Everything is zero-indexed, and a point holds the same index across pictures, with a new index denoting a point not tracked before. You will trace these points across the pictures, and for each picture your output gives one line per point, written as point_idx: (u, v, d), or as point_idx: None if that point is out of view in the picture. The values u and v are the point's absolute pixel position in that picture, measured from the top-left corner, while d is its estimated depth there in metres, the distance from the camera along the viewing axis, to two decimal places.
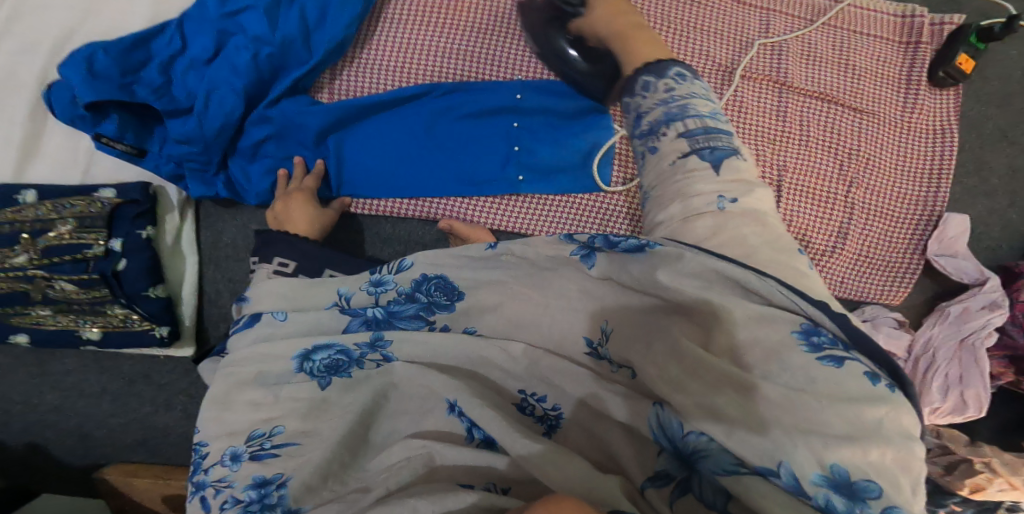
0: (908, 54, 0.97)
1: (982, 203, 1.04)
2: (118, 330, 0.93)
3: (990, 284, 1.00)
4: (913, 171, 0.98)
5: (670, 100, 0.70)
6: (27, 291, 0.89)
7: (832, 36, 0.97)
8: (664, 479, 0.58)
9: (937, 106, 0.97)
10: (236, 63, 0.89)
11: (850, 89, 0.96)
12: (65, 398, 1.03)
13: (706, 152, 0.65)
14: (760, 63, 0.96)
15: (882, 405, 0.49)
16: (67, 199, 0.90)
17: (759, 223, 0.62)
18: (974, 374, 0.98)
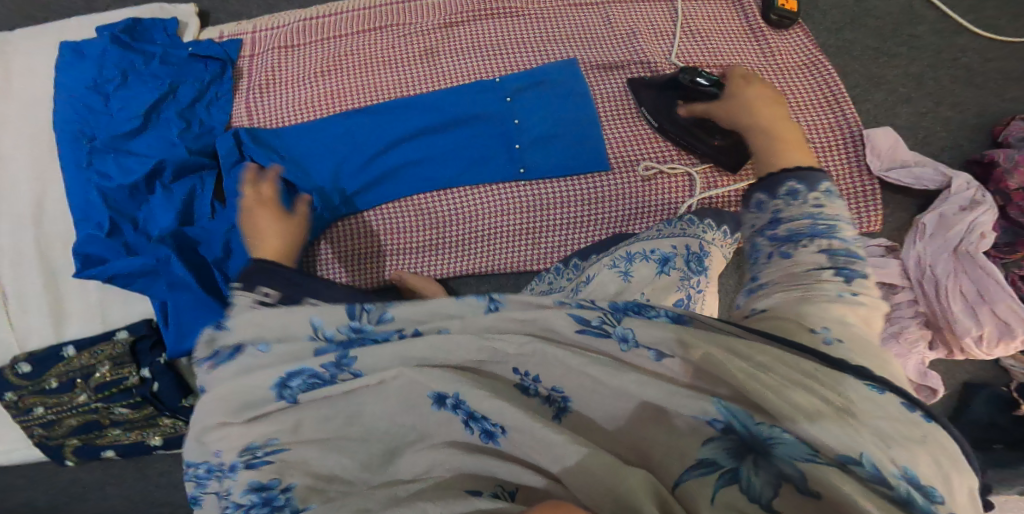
0: (734, 4, 0.98)
1: (907, 112, 0.98)
2: (172, 434, 1.19)
3: (958, 180, 0.96)
4: (807, 106, 0.96)
5: (806, 216, 0.71)
6: (98, 418, 1.17)
7: (668, 7, 0.99)
8: (710, 465, 0.57)
9: (796, 40, 0.97)
10: (173, 202, 1.08)
11: (703, 48, 0.98)
12: (167, 491, 1.27)
13: (843, 269, 0.68)
14: (606, 51, 1.02)
15: (918, 430, 0.57)
16: (96, 346, 1.15)
17: (859, 319, 0.66)
18: (993, 285, 0.92)
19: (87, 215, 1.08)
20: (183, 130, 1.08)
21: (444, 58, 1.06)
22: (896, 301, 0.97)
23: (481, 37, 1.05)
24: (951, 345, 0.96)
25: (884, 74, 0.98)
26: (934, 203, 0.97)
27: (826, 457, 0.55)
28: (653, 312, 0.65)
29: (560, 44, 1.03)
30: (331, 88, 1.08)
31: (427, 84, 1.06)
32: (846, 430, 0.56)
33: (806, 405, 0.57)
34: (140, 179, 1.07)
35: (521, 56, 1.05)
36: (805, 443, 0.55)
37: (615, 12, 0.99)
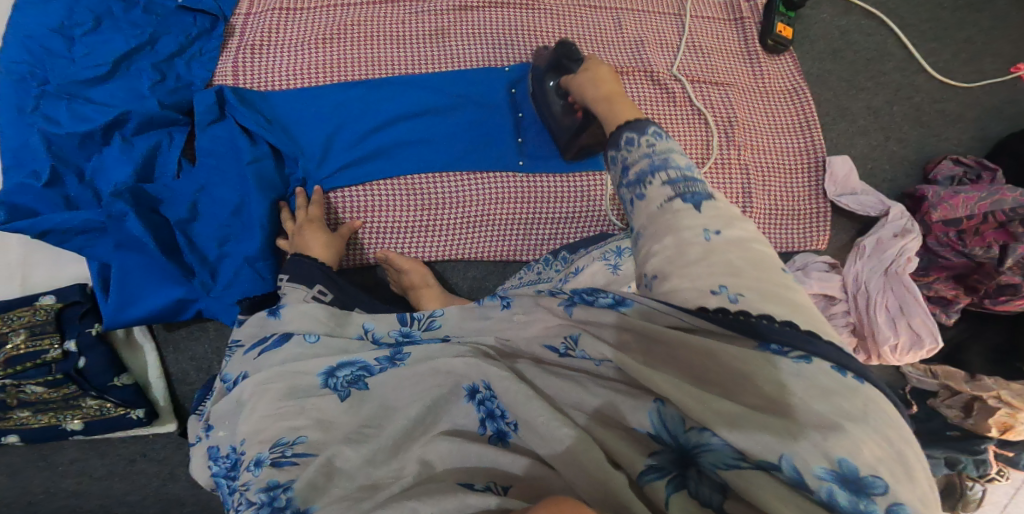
0: (737, 27, 1.08)
1: (862, 143, 1.10)
2: (98, 417, 1.05)
3: (895, 211, 1.07)
4: (780, 128, 1.08)
5: (653, 154, 0.69)
6: (4, 399, 1.00)
7: (677, 22, 1.07)
8: (656, 471, 0.63)
9: (782, 68, 1.08)
10: (136, 156, 0.97)
11: (702, 63, 1.06)
12: (80, 480, 1.16)
13: (687, 196, 0.65)
14: (621, 58, 1.05)
15: (848, 392, 0.55)
16: (12, 312, 0.98)
17: (741, 248, 0.62)
18: (911, 302, 1.03)
19: (17, 159, 0.93)
20: (156, 82, 0.99)
21: (454, 40, 1.05)
22: (833, 310, 1.07)
23: (494, 24, 1.06)
24: (871, 352, 1.05)
25: (852, 107, 1.10)
26: (874, 229, 1.09)
27: (751, 461, 0.56)
28: (602, 296, 0.71)
29: (576, 44, 1.05)
30: (329, 54, 1.04)
31: (431, 63, 1.05)
32: (764, 429, 0.56)
33: (727, 411, 0.58)
34: (98, 128, 0.95)
35: (534, 51, 1.05)
36: (731, 448, 0.57)
37: (627, 18, 1.06)
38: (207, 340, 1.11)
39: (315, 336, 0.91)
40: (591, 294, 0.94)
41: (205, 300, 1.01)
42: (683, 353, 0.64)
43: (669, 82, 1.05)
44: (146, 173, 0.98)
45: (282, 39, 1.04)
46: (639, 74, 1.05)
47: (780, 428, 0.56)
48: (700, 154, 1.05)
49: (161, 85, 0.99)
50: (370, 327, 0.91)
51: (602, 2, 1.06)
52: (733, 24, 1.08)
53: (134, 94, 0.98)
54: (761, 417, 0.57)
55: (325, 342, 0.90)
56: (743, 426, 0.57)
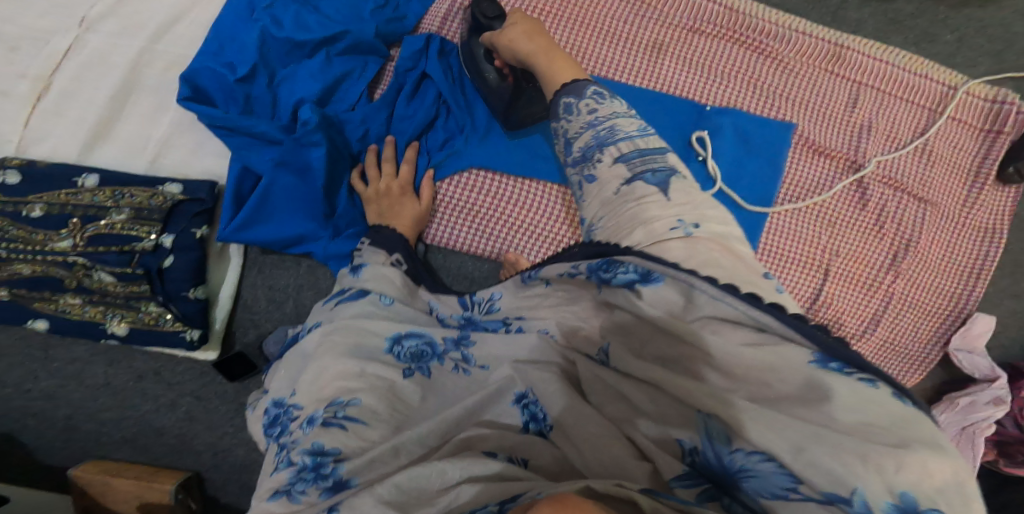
0: (984, 141, 1.02)
1: (1009, 305, 1.08)
2: (147, 328, 0.88)
3: (999, 381, 1.02)
4: (955, 269, 1.03)
5: (596, 122, 0.69)
6: (62, 278, 0.84)
7: (916, 116, 1.01)
8: (691, 480, 0.54)
9: (998, 204, 1.02)
10: (328, 75, 0.89)
11: (920, 174, 1.00)
12: (59, 386, 1.01)
13: (649, 176, 0.63)
14: (836, 139, 1.00)
15: (915, 427, 0.44)
16: (127, 188, 0.86)
17: (725, 250, 0.58)
18: (967, 460, 0.99)
19: (210, 50, 0.87)
20: (376, 6, 0.91)
21: (670, 60, 1.01)
22: None
23: (721, 59, 1.01)
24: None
25: (1021, 265, 1.08)
26: (971, 388, 1.04)
27: (811, 490, 0.45)
28: (621, 269, 0.57)
29: (797, 109, 1.00)
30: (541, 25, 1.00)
31: (639, 75, 1.01)
32: (838, 455, 0.44)
33: (794, 430, 0.46)
34: (314, 41, 0.88)
35: (752, 104, 1.00)
36: (786, 473, 0.46)
37: (864, 98, 1.01)
38: (294, 274, 1.00)
39: (389, 299, 0.77)
40: None
41: (324, 246, 0.90)
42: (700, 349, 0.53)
43: (869, 181, 1.00)
44: (325, 98, 0.89)
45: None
46: (844, 162, 1.00)
47: (849, 449, 0.44)
48: (856, 267, 1.01)
49: (377, 10, 0.91)
50: (435, 307, 0.78)
51: (845, 73, 1.01)
52: (981, 137, 1.02)
53: (351, 12, 0.90)
54: (835, 436, 0.45)
55: (399, 307, 0.76)
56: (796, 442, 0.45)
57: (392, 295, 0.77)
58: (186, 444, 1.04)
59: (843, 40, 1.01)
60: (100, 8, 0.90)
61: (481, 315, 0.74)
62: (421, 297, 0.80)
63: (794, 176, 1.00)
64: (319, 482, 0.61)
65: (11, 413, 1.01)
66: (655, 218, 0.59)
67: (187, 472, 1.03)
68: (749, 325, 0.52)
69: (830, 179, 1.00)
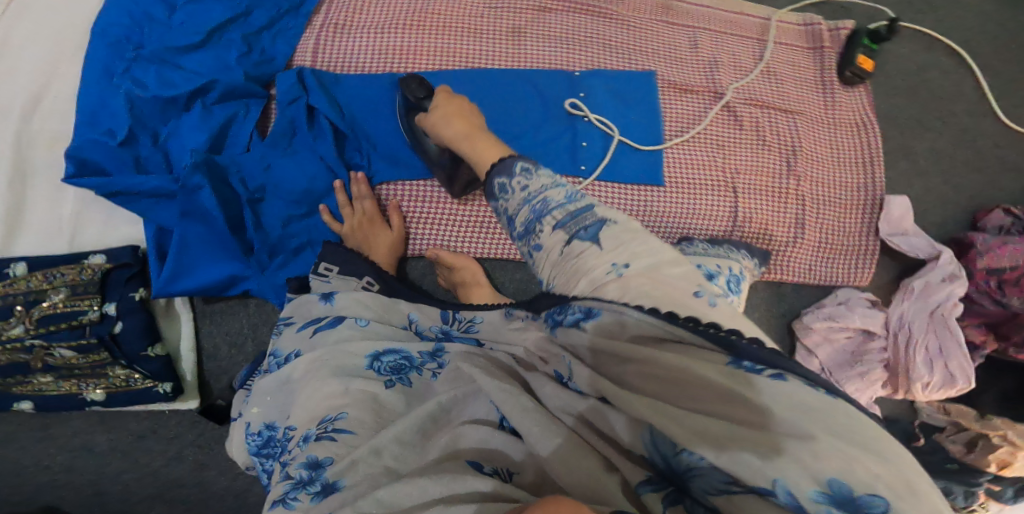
0: (817, 56, 1.09)
1: (919, 184, 1.11)
2: (123, 389, 1.01)
3: (944, 257, 1.05)
4: (846, 163, 1.08)
5: (528, 198, 0.70)
6: (27, 361, 0.97)
7: (754, 47, 1.07)
8: (655, 484, 0.61)
9: (853, 103, 1.09)
10: (211, 126, 0.99)
11: (777, 89, 1.07)
12: (74, 456, 1.09)
13: (582, 233, 0.66)
14: (695, 76, 1.05)
15: (828, 412, 0.53)
16: (56, 268, 0.96)
17: (655, 281, 0.62)
18: (952, 344, 1.02)
19: (95, 127, 0.97)
20: (242, 54, 1.00)
21: (530, 40, 1.04)
22: (869, 345, 1.06)
23: (576, 32, 1.05)
24: (900, 390, 1.04)
25: (915, 145, 1.11)
26: (921, 271, 1.07)
27: (744, 486, 0.54)
28: (569, 311, 0.66)
29: (653, 59, 1.05)
30: (405, 36, 1.04)
31: (507, 60, 1.03)
32: (759, 453, 0.53)
33: (715, 433, 0.55)
34: (182, 94, 0.97)
35: (612, 62, 1.04)
36: (722, 471, 0.55)
37: (703, 37, 1.06)
38: (245, 316, 1.10)
39: (365, 320, 0.87)
40: None
41: (255, 280, 1.01)
42: (628, 356, 0.62)
43: (735, 105, 1.06)
44: (215, 146, 0.99)
45: (356, 23, 1.04)
46: (707, 95, 1.06)
47: (765, 444, 0.53)
48: (759, 180, 1.06)
49: (247, 61, 1.01)
50: (415, 319, 0.88)
51: (679, 20, 1.06)
52: (812, 54, 1.09)
53: (224, 68, 1.00)
54: (752, 437, 0.54)
55: (374, 325, 0.86)
56: (720, 444, 0.55)
57: (367, 316, 0.87)
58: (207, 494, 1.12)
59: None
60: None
61: (460, 331, 0.84)
62: (397, 311, 0.89)
63: (672, 117, 1.05)
64: (307, 487, 0.69)
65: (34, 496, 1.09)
66: (592, 267, 0.63)
67: None
68: (671, 335, 0.60)
69: (705, 113, 1.05)
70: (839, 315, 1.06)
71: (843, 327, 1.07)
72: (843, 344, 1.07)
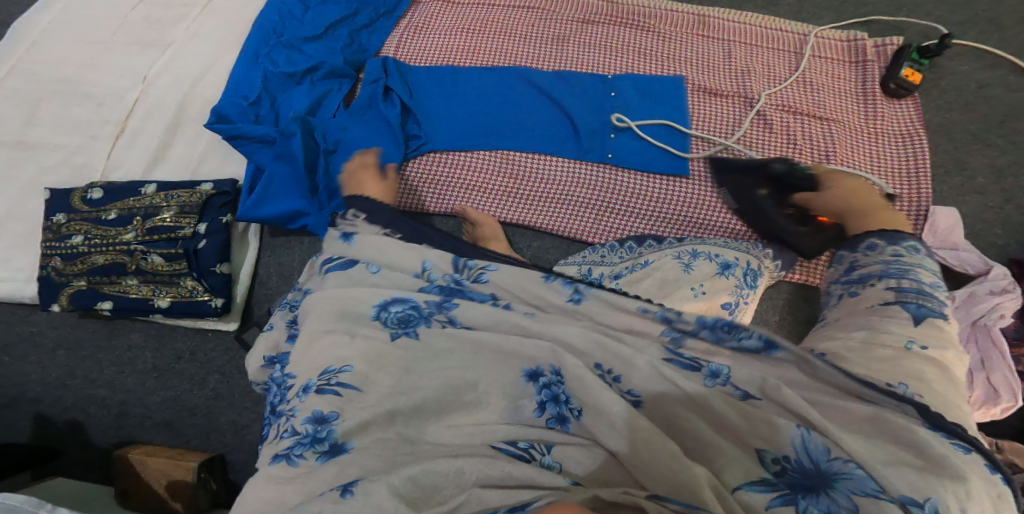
0: (858, 70, 1.10)
1: (975, 201, 1.06)
2: (186, 299, 1.17)
3: (995, 271, 0.99)
4: (890, 173, 1.04)
5: (893, 262, 0.85)
6: (126, 263, 1.16)
7: (789, 59, 1.12)
8: (763, 485, 0.64)
9: (898, 115, 1.07)
10: (312, 94, 1.20)
11: (810, 98, 1.09)
12: (118, 372, 1.27)
13: (908, 305, 0.79)
14: (725, 82, 1.12)
15: (992, 487, 0.64)
16: (174, 192, 1.20)
17: (939, 370, 0.74)
18: (998, 358, 0.93)
19: (233, 90, 1.23)
20: (346, 45, 1.23)
21: (574, 46, 1.18)
22: None
23: (615, 39, 1.17)
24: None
25: (970, 162, 1.08)
26: (968, 284, 1.00)
27: (892, 496, 0.62)
28: (745, 334, 0.73)
29: (687, 66, 1.14)
30: (468, 39, 1.22)
31: (551, 62, 1.17)
32: (910, 482, 0.63)
33: (871, 456, 0.65)
34: (298, 70, 1.21)
35: (642, 64, 1.15)
36: (875, 480, 0.63)
37: (736, 49, 1.14)
38: (298, 251, 1.25)
39: (377, 268, 0.83)
40: (657, 286, 0.95)
41: (316, 217, 1.16)
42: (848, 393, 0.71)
43: (763, 109, 1.09)
44: (311, 111, 1.19)
45: (430, 27, 1.25)
46: (736, 99, 1.11)
47: (922, 474, 0.64)
48: None
49: (349, 46, 1.23)
50: (428, 267, 0.83)
51: (713, 34, 1.15)
52: (853, 67, 1.11)
53: (330, 52, 1.23)
54: (911, 468, 0.64)
55: (385, 273, 0.83)
56: (887, 466, 0.64)
57: (379, 263, 0.84)
58: (215, 422, 1.24)
59: (700, 12, 1.19)
60: (154, 68, 1.33)
61: (470, 280, 0.82)
62: (412, 258, 0.84)
63: (698, 116, 1.11)
64: (315, 446, 0.70)
65: (76, 405, 1.26)
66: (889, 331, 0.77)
67: (212, 453, 1.21)
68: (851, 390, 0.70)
69: (733, 115, 1.10)
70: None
71: None
72: None
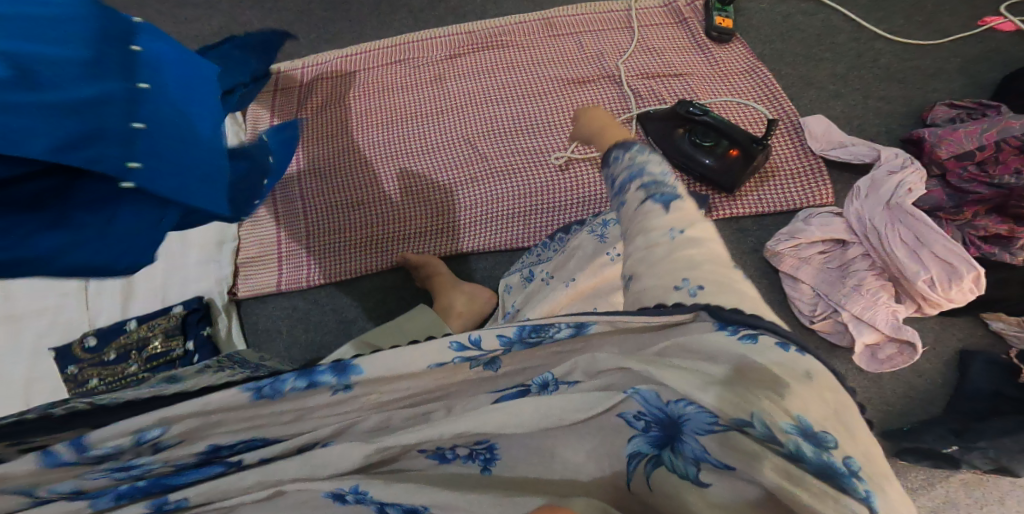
0: (685, 27, 1.28)
1: (837, 105, 1.22)
2: None
3: (889, 153, 1.12)
4: (753, 102, 1.20)
5: (630, 166, 0.65)
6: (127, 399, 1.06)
7: (628, 34, 1.27)
8: (642, 455, 0.58)
9: (736, 53, 1.25)
10: None
11: (661, 62, 1.24)
12: None
13: (655, 197, 0.61)
14: (587, 71, 1.25)
15: (847, 431, 0.50)
16: (152, 320, 1.12)
17: (729, 290, 0.56)
18: (925, 229, 1.01)
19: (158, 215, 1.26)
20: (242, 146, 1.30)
21: (450, 83, 1.28)
22: (850, 255, 1.07)
23: (481, 64, 1.28)
24: (914, 296, 1.04)
25: (816, 76, 1.25)
26: (871, 172, 1.12)
27: (726, 421, 0.52)
28: (554, 329, 0.59)
29: (552, 68, 1.26)
30: (349, 106, 1.28)
31: (436, 103, 1.26)
32: (745, 395, 0.52)
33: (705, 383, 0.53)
34: None
35: (513, 77, 1.26)
36: (707, 410, 0.52)
37: (584, 40, 1.28)
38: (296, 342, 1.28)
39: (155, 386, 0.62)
40: (582, 261, 1.03)
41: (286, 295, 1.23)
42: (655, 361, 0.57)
43: (627, 83, 1.23)
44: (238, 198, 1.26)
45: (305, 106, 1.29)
46: (601, 82, 1.24)
47: (753, 385, 0.52)
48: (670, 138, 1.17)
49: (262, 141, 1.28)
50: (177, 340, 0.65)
51: (561, 33, 1.29)
52: (679, 26, 1.28)
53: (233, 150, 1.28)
54: (740, 385, 0.52)
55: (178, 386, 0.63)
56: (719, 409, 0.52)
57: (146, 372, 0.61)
58: None
59: (544, 16, 1.30)
60: None
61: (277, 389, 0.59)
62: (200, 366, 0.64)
63: (577, 104, 1.23)
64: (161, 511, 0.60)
65: None
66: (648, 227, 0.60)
67: None
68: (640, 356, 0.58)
69: (606, 96, 1.23)
70: (797, 231, 1.09)
71: (809, 242, 1.09)
72: (822, 262, 1.09)
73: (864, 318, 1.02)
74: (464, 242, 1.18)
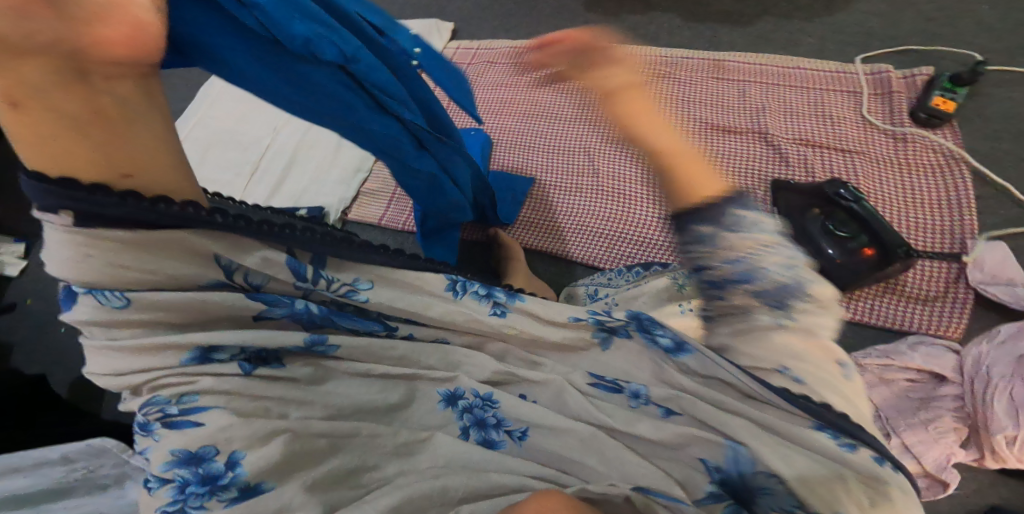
0: (884, 101, 1.12)
1: None
2: None
3: None
4: (924, 202, 1.02)
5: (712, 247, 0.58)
6: None
7: (807, 94, 1.16)
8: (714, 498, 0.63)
9: (932, 144, 1.06)
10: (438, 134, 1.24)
11: (829, 131, 1.11)
12: None
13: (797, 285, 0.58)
14: (742, 119, 1.16)
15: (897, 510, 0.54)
16: None
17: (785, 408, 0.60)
18: None
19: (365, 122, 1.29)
20: None
21: None
22: (940, 391, 0.88)
23: (633, 86, 1.26)
24: (983, 446, 0.84)
25: None
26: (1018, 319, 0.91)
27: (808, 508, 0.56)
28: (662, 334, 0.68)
29: (704, 107, 1.20)
30: (500, 92, 1.34)
31: (574, 111, 1.27)
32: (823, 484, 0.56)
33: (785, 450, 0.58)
34: None
35: (657, 106, 1.22)
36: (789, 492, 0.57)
37: (753, 88, 1.19)
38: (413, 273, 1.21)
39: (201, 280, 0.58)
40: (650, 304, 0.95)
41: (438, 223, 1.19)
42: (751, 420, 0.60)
43: (779, 142, 1.12)
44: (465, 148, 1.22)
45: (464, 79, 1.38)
46: (751, 134, 1.15)
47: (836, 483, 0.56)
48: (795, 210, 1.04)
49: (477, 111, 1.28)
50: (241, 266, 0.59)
51: (731, 76, 1.21)
52: (878, 99, 1.12)
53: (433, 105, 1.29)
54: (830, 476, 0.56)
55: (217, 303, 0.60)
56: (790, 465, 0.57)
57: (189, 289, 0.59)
58: None
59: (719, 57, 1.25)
60: None
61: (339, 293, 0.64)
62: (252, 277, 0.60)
63: (711, 150, 1.15)
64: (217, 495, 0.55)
65: None
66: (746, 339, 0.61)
67: None
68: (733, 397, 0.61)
69: (750, 149, 1.13)
70: (893, 351, 0.92)
71: (901, 367, 0.91)
72: (906, 390, 0.90)
73: (914, 450, 0.85)
74: (545, 244, 1.17)
